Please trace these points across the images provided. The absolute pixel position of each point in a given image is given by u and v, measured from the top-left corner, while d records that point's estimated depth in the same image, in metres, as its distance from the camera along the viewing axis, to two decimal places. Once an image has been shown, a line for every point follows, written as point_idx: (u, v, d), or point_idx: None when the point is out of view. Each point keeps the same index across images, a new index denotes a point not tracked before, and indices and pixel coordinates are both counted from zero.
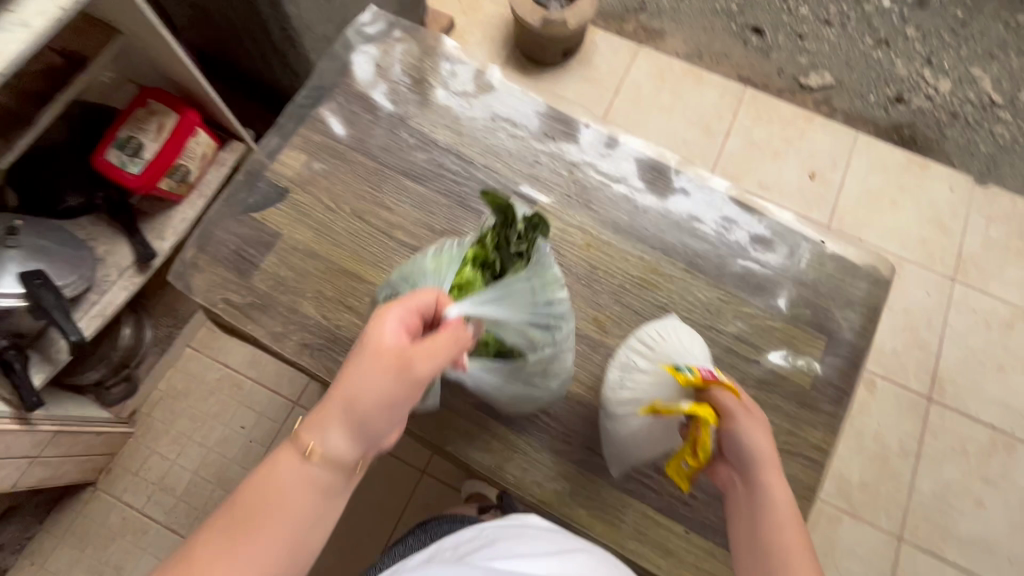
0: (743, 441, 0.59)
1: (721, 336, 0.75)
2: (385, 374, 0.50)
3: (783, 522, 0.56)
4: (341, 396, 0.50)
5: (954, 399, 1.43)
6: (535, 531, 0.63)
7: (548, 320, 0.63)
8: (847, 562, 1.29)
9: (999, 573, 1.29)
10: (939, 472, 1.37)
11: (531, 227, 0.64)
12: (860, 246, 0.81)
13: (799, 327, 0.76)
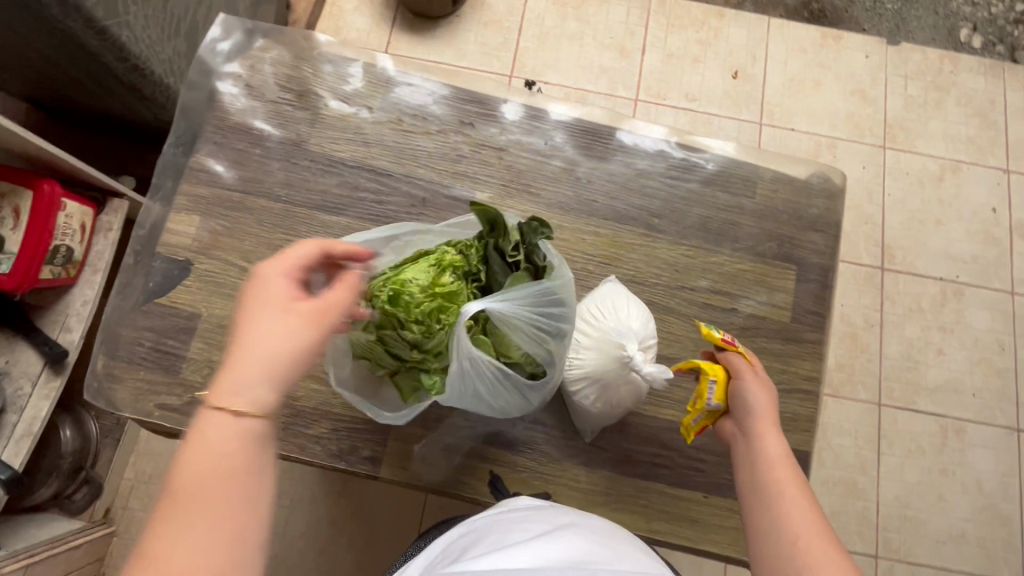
0: (749, 393, 0.58)
1: (695, 294, 0.72)
2: (298, 319, 0.44)
3: (780, 468, 0.54)
4: (249, 356, 0.42)
5: (904, 262, 1.49)
6: (528, 516, 0.54)
7: (549, 333, 0.54)
8: (839, 439, 1.38)
9: (968, 408, 1.41)
10: (903, 334, 1.45)
11: (530, 234, 0.55)
12: (807, 162, 0.79)
13: (767, 263, 0.74)
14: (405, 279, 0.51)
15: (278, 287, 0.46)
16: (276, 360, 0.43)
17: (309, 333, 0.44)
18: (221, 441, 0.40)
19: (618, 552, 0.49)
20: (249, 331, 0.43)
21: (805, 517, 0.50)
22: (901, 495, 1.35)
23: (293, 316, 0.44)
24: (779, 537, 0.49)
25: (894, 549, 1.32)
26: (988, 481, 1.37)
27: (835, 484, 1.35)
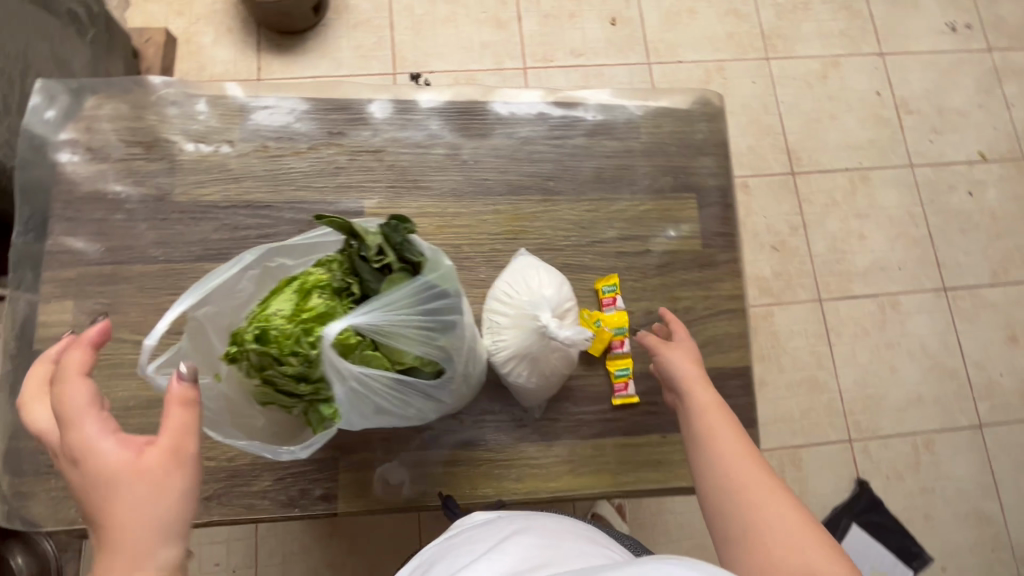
0: (671, 363, 0.63)
1: (606, 247, 0.73)
2: (151, 470, 0.38)
3: (709, 415, 0.58)
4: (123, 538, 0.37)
5: (811, 162, 1.55)
6: (474, 535, 0.54)
7: (436, 329, 0.50)
8: (793, 342, 1.43)
9: (898, 282, 1.49)
10: (826, 230, 1.51)
11: (393, 232, 0.51)
12: (682, 90, 0.79)
13: (667, 198, 0.75)
14: (269, 313, 0.48)
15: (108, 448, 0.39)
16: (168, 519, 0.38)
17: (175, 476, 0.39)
18: None
19: (569, 547, 0.48)
20: (112, 519, 0.37)
21: (738, 458, 0.53)
22: (859, 377, 1.43)
23: (144, 470, 0.38)
24: (716, 476, 0.53)
25: (865, 429, 1.39)
26: (930, 342, 1.46)
27: (800, 385, 1.41)
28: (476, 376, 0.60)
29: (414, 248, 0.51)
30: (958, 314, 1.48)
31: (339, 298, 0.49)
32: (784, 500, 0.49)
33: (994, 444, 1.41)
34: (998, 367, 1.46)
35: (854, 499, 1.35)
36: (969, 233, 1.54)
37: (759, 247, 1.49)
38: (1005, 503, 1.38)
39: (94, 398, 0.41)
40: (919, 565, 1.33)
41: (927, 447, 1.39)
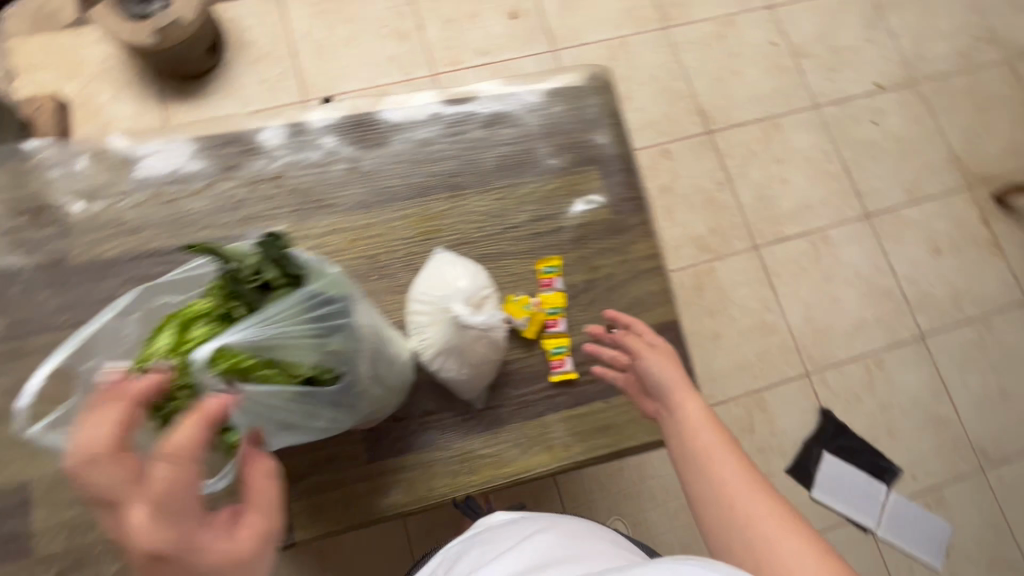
0: (653, 368, 0.64)
1: (519, 231, 0.74)
2: (254, 562, 0.35)
3: (698, 428, 0.59)
4: None
5: (725, 119, 1.61)
6: (503, 531, 0.63)
7: (329, 334, 0.51)
8: (739, 292, 1.48)
9: (824, 217, 1.57)
10: (750, 180, 1.57)
11: (270, 247, 0.50)
12: (568, 69, 0.82)
13: (571, 173, 0.77)
14: (151, 353, 0.49)
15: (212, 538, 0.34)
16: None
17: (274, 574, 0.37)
18: None
19: (585, 537, 0.58)
20: None
21: (731, 472, 0.54)
22: (805, 313, 1.49)
23: (246, 563, 0.35)
24: (709, 493, 0.54)
25: (819, 361, 1.45)
26: (864, 268, 1.54)
27: (753, 332, 1.46)
28: (395, 375, 0.62)
29: (294, 258, 0.51)
30: (883, 237, 1.57)
31: (224, 323, 0.49)
32: (778, 515, 0.50)
33: (938, 351, 1.49)
34: (929, 279, 1.55)
35: (821, 429, 1.41)
36: (880, 160, 1.62)
37: (692, 207, 1.53)
38: (957, 404, 1.47)
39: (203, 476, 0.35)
40: (890, 478, 1.40)
41: (878, 367, 1.46)
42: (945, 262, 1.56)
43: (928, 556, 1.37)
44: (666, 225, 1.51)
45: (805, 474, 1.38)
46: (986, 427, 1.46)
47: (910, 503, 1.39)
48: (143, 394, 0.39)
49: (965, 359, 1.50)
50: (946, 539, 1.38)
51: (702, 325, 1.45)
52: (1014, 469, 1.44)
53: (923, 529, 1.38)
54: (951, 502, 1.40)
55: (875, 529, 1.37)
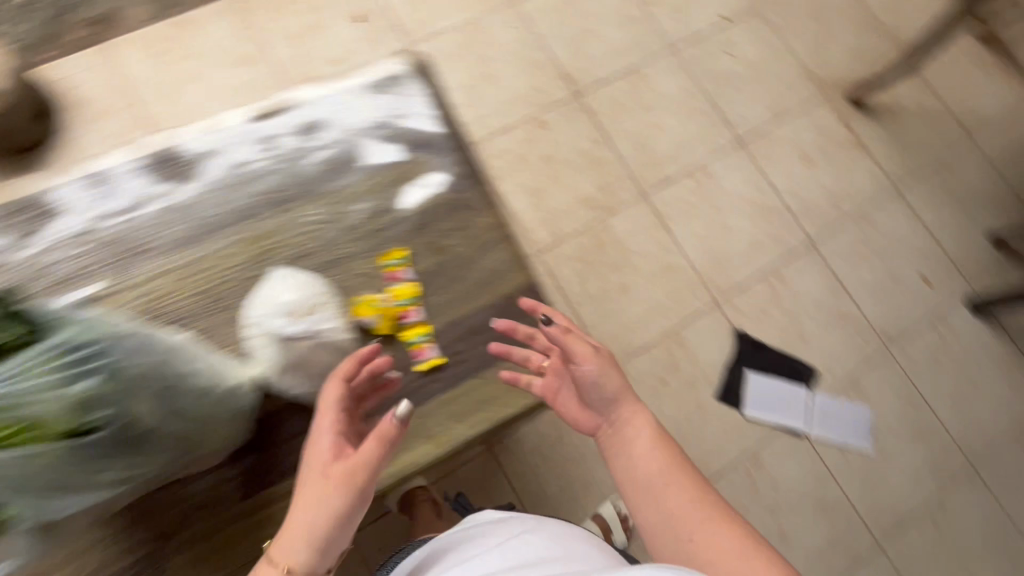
0: (591, 376, 0.68)
1: (351, 224, 0.74)
2: (328, 474, 0.58)
3: (645, 454, 0.65)
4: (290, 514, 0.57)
5: (590, 78, 1.64)
6: (478, 532, 0.73)
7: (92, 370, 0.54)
8: (637, 240, 1.52)
9: (702, 151, 1.63)
10: (626, 132, 1.62)
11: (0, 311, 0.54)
12: (370, 64, 0.85)
13: (395, 158, 0.78)
14: None
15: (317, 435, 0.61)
16: (329, 528, 0.56)
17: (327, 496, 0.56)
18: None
19: (564, 536, 0.70)
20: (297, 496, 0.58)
21: (681, 497, 0.61)
22: (703, 245, 1.54)
23: (325, 472, 0.58)
24: (663, 517, 0.61)
25: (725, 287, 1.51)
26: (747, 191, 1.61)
27: (658, 275, 1.50)
28: (210, 409, 0.65)
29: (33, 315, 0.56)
30: (758, 158, 1.65)
31: None
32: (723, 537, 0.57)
33: (828, 252, 1.59)
34: (806, 188, 1.64)
35: (739, 350, 1.47)
36: (742, 87, 1.70)
37: (576, 170, 1.56)
38: (854, 296, 1.56)
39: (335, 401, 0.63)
40: (809, 379, 1.48)
41: (779, 280, 1.54)
42: (817, 169, 1.66)
43: (859, 442, 1.46)
44: (555, 192, 1.53)
45: (733, 396, 1.44)
46: (884, 311, 1.57)
47: (832, 398, 1.48)
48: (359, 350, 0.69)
49: (854, 254, 1.60)
50: (870, 422, 1.48)
51: (609, 279, 1.48)
52: (916, 343, 1.56)
53: (847, 418, 1.47)
54: (867, 387, 1.50)
55: (807, 430, 1.44)
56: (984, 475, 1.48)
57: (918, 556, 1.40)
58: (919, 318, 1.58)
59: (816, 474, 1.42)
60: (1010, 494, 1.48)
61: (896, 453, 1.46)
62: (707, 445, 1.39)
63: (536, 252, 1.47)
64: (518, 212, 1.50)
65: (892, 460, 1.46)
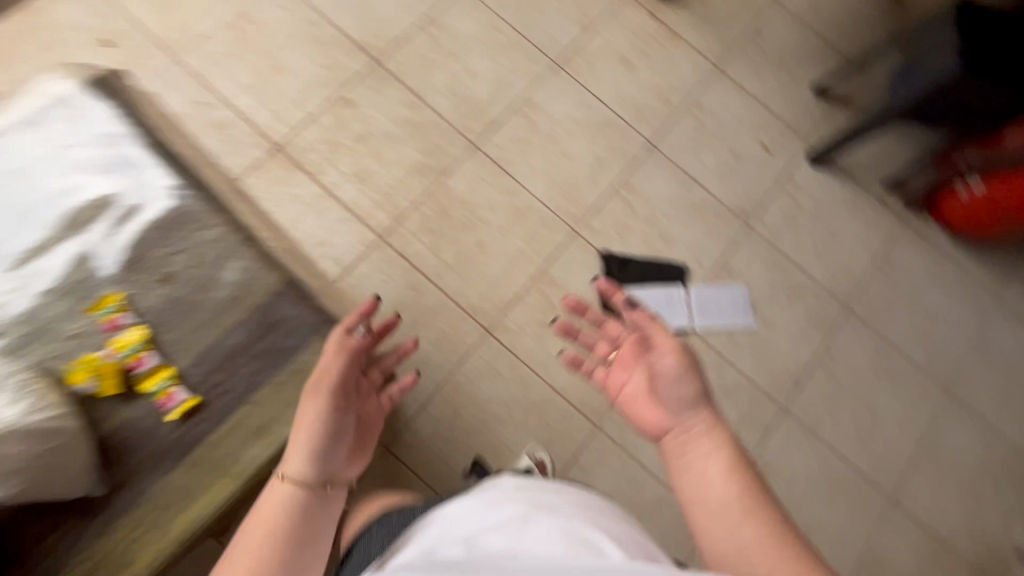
0: (671, 368, 0.83)
1: (48, 271, 0.93)
2: (318, 391, 0.82)
3: (721, 481, 0.72)
4: (301, 427, 0.79)
5: (385, 39, 1.54)
6: (495, 502, 0.65)
7: None
8: (480, 193, 1.47)
9: (521, 84, 1.57)
10: (439, 85, 1.53)
11: None
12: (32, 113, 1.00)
13: (71, 198, 0.96)
14: None
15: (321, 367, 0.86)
16: (317, 433, 0.78)
17: (314, 401, 0.80)
18: (280, 483, 0.73)
19: (587, 523, 0.61)
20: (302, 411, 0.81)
21: (758, 524, 0.66)
22: (546, 179, 1.51)
23: (316, 389, 0.82)
24: (733, 539, 0.66)
25: (578, 213, 1.50)
26: (577, 112, 1.58)
27: (510, 222, 1.46)
28: None
29: None
30: (579, 74, 1.61)
31: None
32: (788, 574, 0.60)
33: (669, 149, 1.60)
34: (633, 92, 1.63)
35: (607, 271, 1.46)
36: (544, 6, 1.64)
37: (397, 140, 1.48)
38: (703, 183, 1.59)
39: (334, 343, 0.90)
40: (681, 277, 1.50)
41: (629, 190, 1.54)
42: (639, 70, 1.65)
43: (742, 320, 1.50)
44: (382, 169, 1.45)
45: (613, 316, 1.44)
46: (735, 188, 1.60)
47: (706, 287, 1.50)
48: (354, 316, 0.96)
49: (693, 143, 1.62)
50: (747, 298, 1.52)
51: (462, 241, 1.43)
52: (771, 210, 1.60)
53: (726, 301, 1.50)
54: (737, 265, 1.54)
55: (692, 324, 1.47)
56: (860, 312, 1.56)
57: (819, 405, 1.48)
58: (768, 185, 1.62)
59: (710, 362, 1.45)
60: (886, 321, 1.57)
61: (778, 319, 1.52)
62: None
63: (379, 237, 1.40)
64: (348, 201, 1.41)
65: (776, 326, 1.51)
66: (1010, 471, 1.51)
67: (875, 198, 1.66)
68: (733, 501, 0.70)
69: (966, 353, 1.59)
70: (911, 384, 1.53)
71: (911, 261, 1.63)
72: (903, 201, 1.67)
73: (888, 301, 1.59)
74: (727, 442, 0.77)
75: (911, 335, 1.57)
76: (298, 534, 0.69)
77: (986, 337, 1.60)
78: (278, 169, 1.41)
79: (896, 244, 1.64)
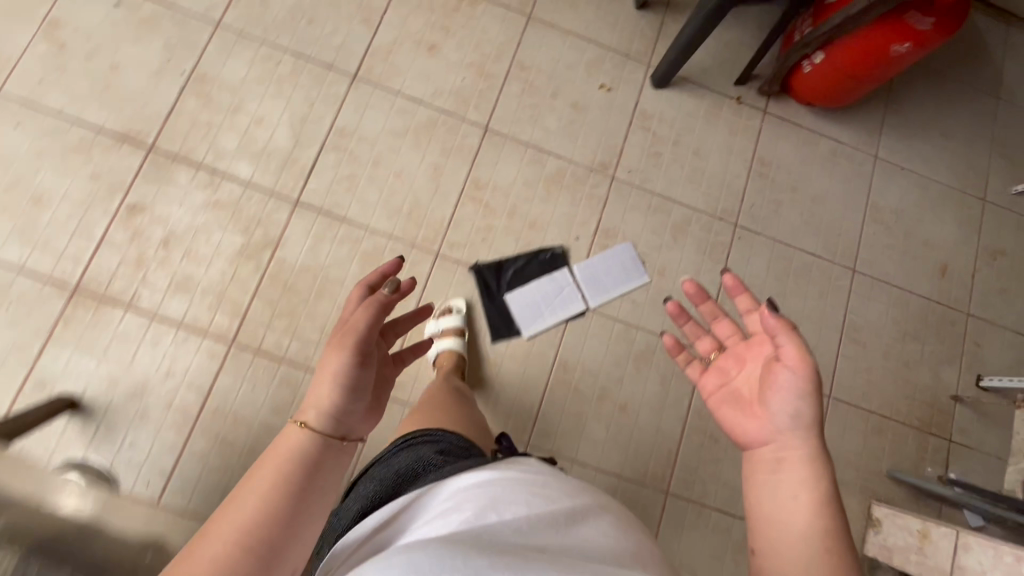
0: (790, 381, 0.67)
1: None
2: (345, 340, 0.70)
3: (804, 512, 0.64)
4: (322, 377, 0.69)
5: (152, 120, 1.32)
6: (531, 490, 0.67)
7: None
8: (321, 254, 1.32)
9: (322, 115, 1.39)
10: (232, 149, 1.34)
11: None
12: None
13: None
14: None
15: (348, 313, 0.73)
16: (337, 390, 0.67)
17: (340, 354, 0.68)
18: (289, 439, 0.63)
19: (616, 518, 0.69)
20: (323, 358, 0.70)
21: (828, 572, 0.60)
22: (387, 210, 1.37)
23: (343, 336, 0.70)
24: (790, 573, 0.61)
25: (433, 235, 1.37)
26: (394, 123, 1.41)
27: (365, 272, 1.33)
28: None
29: None
30: (382, 80, 1.43)
31: None
32: None
33: (506, 126, 1.46)
34: (447, 78, 1.46)
35: (484, 285, 1.36)
36: (315, 18, 1.43)
37: (209, 229, 1.30)
38: (554, 151, 1.46)
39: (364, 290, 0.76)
40: (560, 259, 1.41)
41: (479, 189, 1.41)
42: (446, 51, 1.47)
43: (636, 279, 1.43)
44: (205, 267, 1.28)
45: (506, 329, 1.35)
46: (588, 143, 1.48)
47: (591, 260, 1.42)
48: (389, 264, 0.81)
49: (530, 110, 1.48)
50: (635, 254, 1.44)
51: (322, 312, 1.30)
52: (631, 152, 1.50)
53: (615, 267, 1.42)
54: (614, 225, 1.45)
55: (588, 305, 1.39)
56: (748, 224, 1.51)
57: None
58: (620, 127, 1.51)
59: (617, 335, 1.39)
60: (776, 222, 1.52)
61: (672, 263, 1.45)
62: (513, 388, 1.33)
63: (230, 343, 1.26)
64: (180, 317, 1.25)
65: (672, 271, 1.45)
66: (928, 323, 1.53)
67: (731, 98, 1.57)
68: (810, 536, 0.62)
69: (859, 225, 1.56)
70: (816, 277, 1.51)
71: (782, 152, 1.57)
72: (758, 91, 1.58)
73: (773, 202, 1.53)
74: (825, 475, 0.66)
75: (803, 227, 1.54)
76: (304, 487, 0.60)
77: (873, 201, 1.58)
78: (88, 313, 1.23)
79: (764, 140, 1.57)
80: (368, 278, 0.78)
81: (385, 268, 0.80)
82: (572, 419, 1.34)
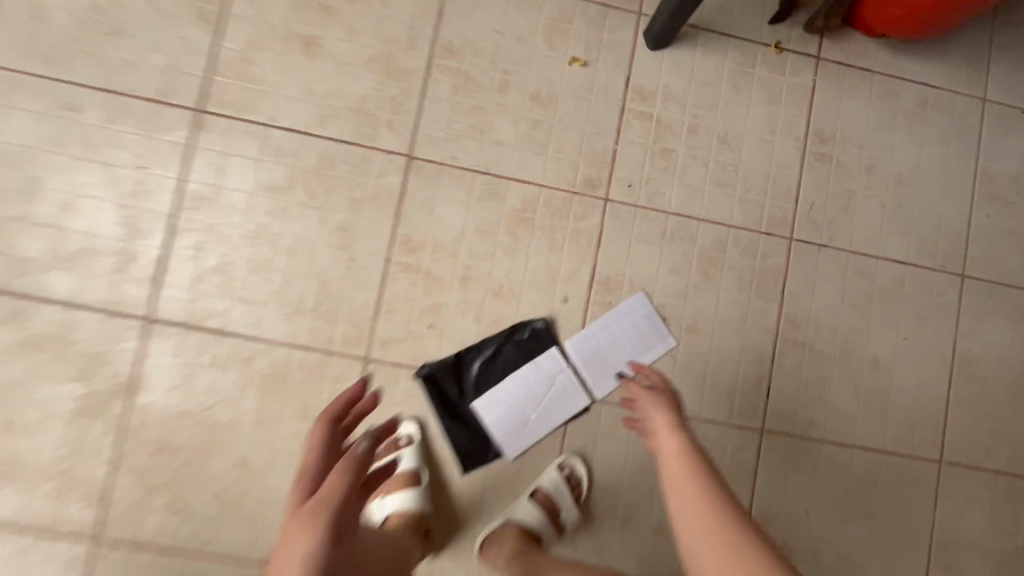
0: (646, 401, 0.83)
1: None
2: (308, 516, 0.55)
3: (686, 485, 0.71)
4: (286, 563, 0.54)
5: None
6: None
7: None
8: (198, 389, 0.92)
9: (162, 179, 0.93)
10: (37, 257, 0.90)
11: None
12: None
13: None
14: None
15: (312, 470, 0.61)
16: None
17: (306, 537, 0.54)
18: None
19: None
20: (281, 537, 0.56)
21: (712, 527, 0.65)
22: (285, 309, 0.94)
23: (307, 510, 0.56)
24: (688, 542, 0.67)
25: (358, 332, 0.95)
26: (272, 173, 0.95)
27: (268, 405, 0.92)
28: None
29: None
30: (243, 108, 0.95)
31: None
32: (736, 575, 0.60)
33: (439, 148, 0.98)
34: (340, 88, 0.97)
35: (440, 394, 0.95)
36: (122, 26, 0.94)
37: (28, 383, 0.89)
38: (515, 174, 0.99)
39: (329, 433, 0.62)
40: (546, 337, 0.98)
41: (412, 253, 0.97)
42: (331, 44, 0.97)
43: (657, 345, 1.00)
44: (34, 440, 0.89)
45: (481, 451, 0.95)
46: (563, 154, 1.01)
47: (589, 329, 0.98)
48: (352, 391, 0.65)
49: (471, 117, 0.99)
50: (652, 309, 1.00)
51: (218, 473, 0.91)
52: (628, 156, 1.02)
53: (626, 334, 0.99)
54: (617, 271, 1.00)
55: (593, 396, 0.98)
56: (808, 235, 1.05)
57: (805, 397, 1.03)
58: (608, 120, 1.02)
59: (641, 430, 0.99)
60: (848, 225, 1.06)
61: (704, 312, 1.02)
62: None
63: (92, 542, 0.88)
64: (14, 518, 0.87)
65: (706, 323, 1.02)
66: None
67: (767, 45, 1.06)
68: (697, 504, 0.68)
69: (966, 208, 1.10)
70: (909, 295, 1.07)
71: (847, 118, 1.08)
72: (806, 28, 1.06)
73: (840, 196, 1.07)
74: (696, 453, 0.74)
75: (887, 226, 1.08)
76: None
77: (983, 169, 1.11)
78: None
79: (819, 105, 1.07)
80: (326, 413, 0.63)
81: (347, 395, 0.65)
82: (593, 558, 0.97)
